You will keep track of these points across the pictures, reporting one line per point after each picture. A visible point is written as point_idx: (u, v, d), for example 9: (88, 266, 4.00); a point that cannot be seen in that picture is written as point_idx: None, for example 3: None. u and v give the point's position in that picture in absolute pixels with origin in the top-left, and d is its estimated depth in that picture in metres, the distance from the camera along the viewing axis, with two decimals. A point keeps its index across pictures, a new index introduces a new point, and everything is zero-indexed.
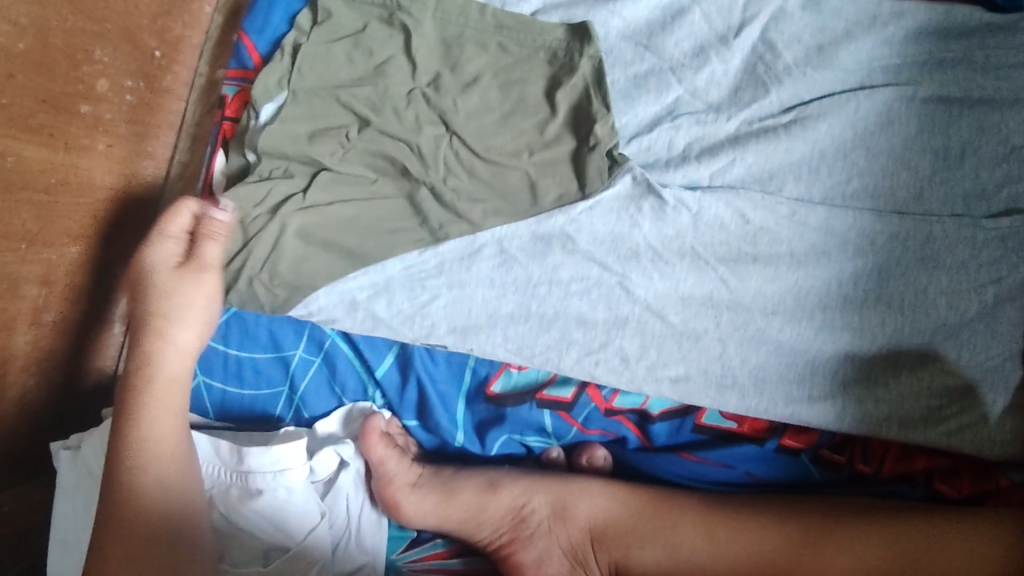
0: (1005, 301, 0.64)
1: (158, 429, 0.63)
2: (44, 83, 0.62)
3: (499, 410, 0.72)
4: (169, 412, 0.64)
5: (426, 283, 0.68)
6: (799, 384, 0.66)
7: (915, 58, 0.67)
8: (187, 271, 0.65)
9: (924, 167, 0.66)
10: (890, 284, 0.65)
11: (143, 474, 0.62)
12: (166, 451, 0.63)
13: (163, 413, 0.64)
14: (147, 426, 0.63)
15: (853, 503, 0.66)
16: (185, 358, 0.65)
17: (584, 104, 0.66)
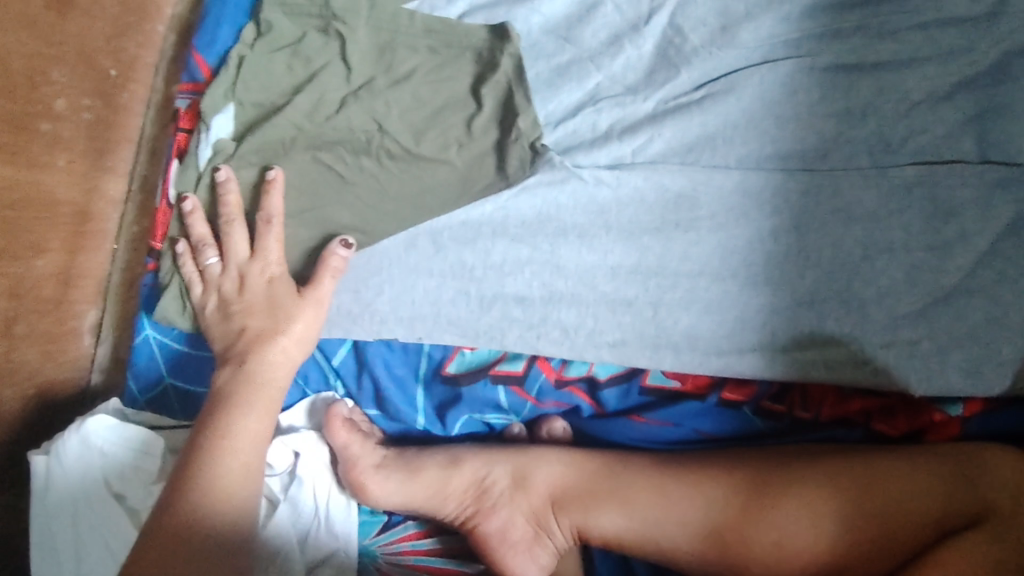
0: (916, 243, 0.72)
1: (251, 433, 0.66)
2: (6, 106, 0.67)
3: (455, 390, 0.75)
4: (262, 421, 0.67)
5: (370, 282, 0.72)
6: (728, 339, 0.72)
7: (813, 31, 0.75)
8: (304, 300, 0.69)
9: (830, 130, 0.74)
10: (806, 236, 0.72)
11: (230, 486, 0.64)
12: (243, 466, 0.65)
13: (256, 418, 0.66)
14: (236, 432, 0.65)
15: (797, 449, 0.71)
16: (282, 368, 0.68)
17: (507, 100, 0.73)
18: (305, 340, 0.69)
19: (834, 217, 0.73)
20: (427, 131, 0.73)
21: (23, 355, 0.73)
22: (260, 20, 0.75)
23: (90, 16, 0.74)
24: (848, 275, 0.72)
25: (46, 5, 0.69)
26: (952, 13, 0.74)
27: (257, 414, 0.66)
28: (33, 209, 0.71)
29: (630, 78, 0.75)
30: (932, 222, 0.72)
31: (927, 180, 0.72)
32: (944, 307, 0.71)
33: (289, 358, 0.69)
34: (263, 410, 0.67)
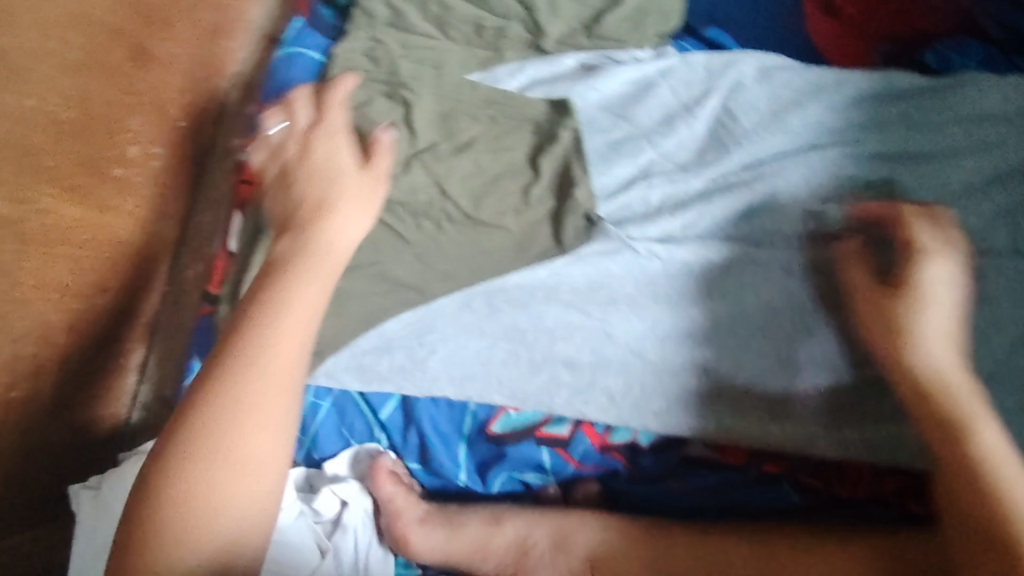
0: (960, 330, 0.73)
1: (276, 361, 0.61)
2: (85, 149, 0.69)
3: (499, 450, 0.76)
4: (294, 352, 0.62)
5: (425, 339, 0.75)
6: (768, 411, 0.74)
7: (859, 120, 0.79)
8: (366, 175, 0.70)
9: (873, 212, 0.76)
10: (846, 312, 0.75)
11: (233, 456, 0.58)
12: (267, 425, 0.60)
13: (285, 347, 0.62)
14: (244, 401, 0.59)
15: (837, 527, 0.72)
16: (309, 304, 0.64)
17: (563, 172, 0.76)
18: (351, 236, 0.68)
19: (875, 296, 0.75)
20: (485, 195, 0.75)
21: (73, 390, 0.75)
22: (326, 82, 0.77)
23: (167, 69, 0.78)
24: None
25: (129, 56, 0.73)
26: (985, 110, 0.79)
27: (275, 339, 0.61)
28: (98, 248, 0.74)
29: (680, 156, 0.78)
30: (977, 305, 0.72)
31: (967, 262, 0.74)
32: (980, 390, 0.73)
33: (308, 304, 0.64)
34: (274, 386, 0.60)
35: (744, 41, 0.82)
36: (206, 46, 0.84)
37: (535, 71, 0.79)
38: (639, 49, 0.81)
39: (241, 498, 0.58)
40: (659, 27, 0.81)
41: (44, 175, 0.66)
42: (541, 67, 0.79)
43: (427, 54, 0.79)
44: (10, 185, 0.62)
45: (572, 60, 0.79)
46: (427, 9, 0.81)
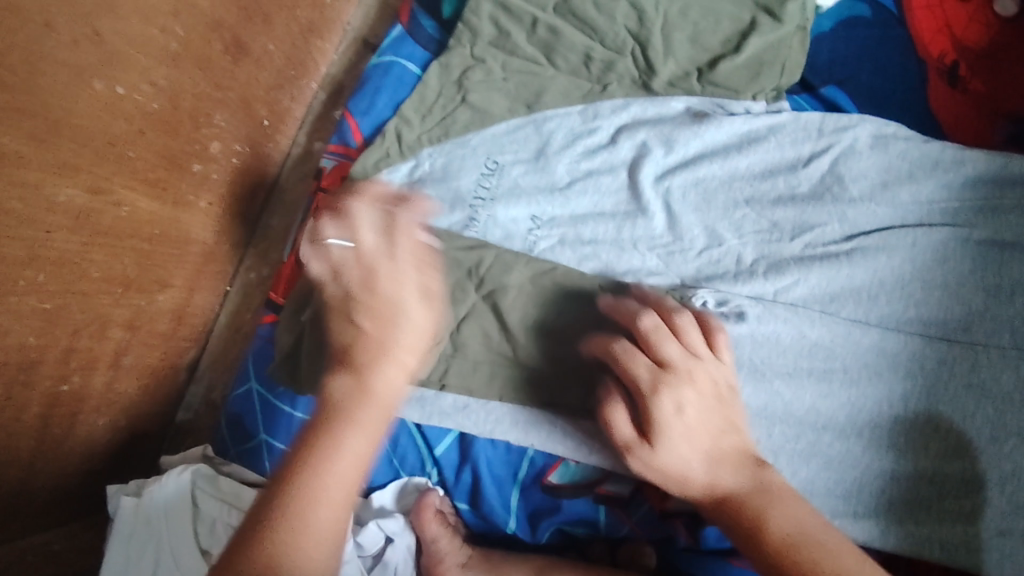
0: None
1: (350, 463, 0.49)
2: (167, 142, 0.66)
3: (554, 502, 0.73)
4: (371, 448, 0.51)
5: (495, 381, 0.71)
6: (844, 501, 0.71)
7: (972, 202, 0.74)
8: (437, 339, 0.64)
9: (976, 304, 0.72)
10: (932, 403, 0.71)
11: (326, 495, 0.47)
12: (342, 498, 0.48)
13: (352, 454, 0.49)
14: (342, 454, 0.49)
15: None
16: (410, 364, 0.53)
17: (648, 220, 0.74)
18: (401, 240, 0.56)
19: (966, 390, 0.71)
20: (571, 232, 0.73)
21: (123, 388, 0.72)
22: (425, 100, 0.75)
23: (258, 65, 0.75)
24: (974, 452, 0.70)
25: (224, 50, 0.69)
26: None
27: (359, 432, 0.50)
28: (167, 244, 0.71)
29: (776, 215, 0.74)
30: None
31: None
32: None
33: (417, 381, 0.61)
34: (371, 436, 0.50)
35: (865, 103, 0.77)
36: (299, 44, 0.80)
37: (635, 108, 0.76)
38: (752, 101, 0.76)
39: (323, 546, 0.47)
40: (775, 80, 0.75)
41: (122, 167, 0.63)
42: (642, 106, 0.76)
43: (524, 78, 0.76)
44: (89, 174, 0.59)
45: (674, 101, 0.76)
46: (535, 31, 0.75)
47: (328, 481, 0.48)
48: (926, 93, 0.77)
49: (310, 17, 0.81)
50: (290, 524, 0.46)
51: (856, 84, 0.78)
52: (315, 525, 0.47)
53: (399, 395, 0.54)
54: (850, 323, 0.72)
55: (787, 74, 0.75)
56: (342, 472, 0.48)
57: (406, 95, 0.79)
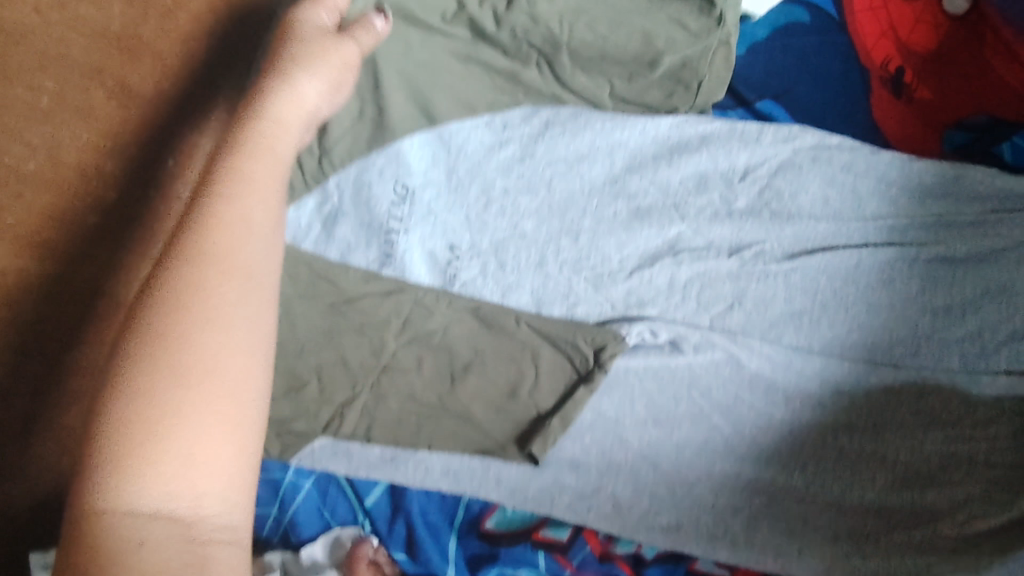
0: (998, 450, 0.67)
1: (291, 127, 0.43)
2: (55, 202, 0.56)
3: (492, 549, 0.70)
4: (269, 206, 0.38)
5: (422, 428, 0.69)
6: (787, 537, 0.68)
7: (922, 218, 0.70)
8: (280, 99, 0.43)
9: (922, 326, 0.69)
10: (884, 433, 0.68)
11: (209, 249, 0.34)
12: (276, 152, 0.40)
13: (269, 162, 0.39)
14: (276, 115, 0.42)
15: None
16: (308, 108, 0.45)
17: (576, 244, 0.70)
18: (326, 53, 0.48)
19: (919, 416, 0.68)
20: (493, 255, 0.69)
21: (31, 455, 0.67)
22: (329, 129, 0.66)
23: None
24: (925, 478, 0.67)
25: None
26: None
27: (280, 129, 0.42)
28: None
29: (713, 233, 0.70)
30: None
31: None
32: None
33: (303, 102, 0.44)
34: (284, 140, 0.42)
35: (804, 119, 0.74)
36: None
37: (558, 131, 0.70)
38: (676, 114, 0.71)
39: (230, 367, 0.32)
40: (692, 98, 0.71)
41: None
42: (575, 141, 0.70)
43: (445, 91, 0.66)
44: None
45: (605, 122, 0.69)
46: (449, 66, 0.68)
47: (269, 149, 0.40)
48: (870, 108, 0.74)
49: None
50: (191, 353, 0.31)
51: (792, 97, 0.75)
52: (207, 359, 0.32)
53: (284, 100, 0.43)
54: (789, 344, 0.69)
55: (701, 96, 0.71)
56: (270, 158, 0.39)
57: None
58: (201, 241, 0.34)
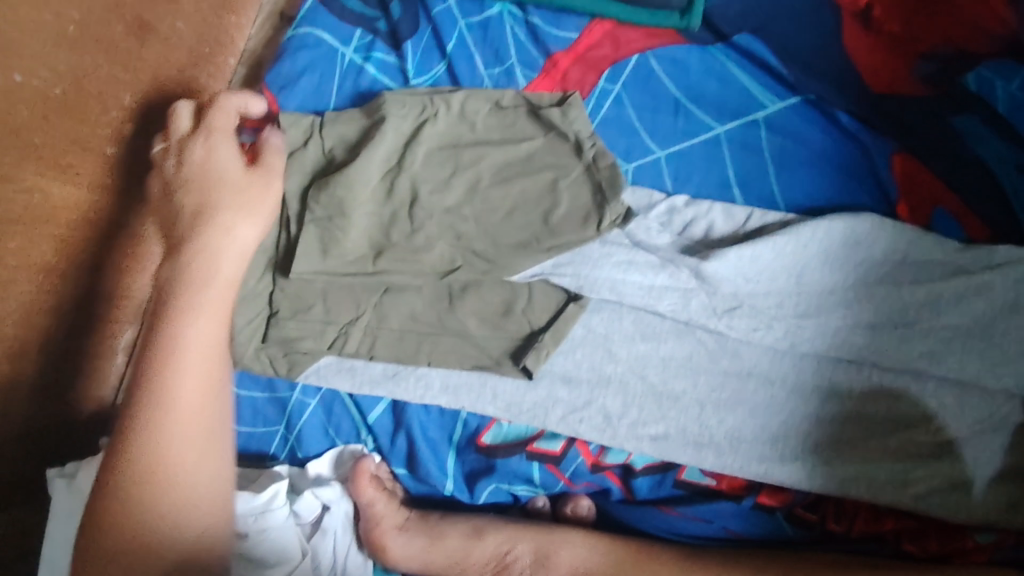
0: (972, 350, 0.69)
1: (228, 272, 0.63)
2: (73, 126, 0.66)
3: (489, 461, 0.74)
4: (210, 319, 0.58)
5: (422, 344, 0.72)
6: (770, 444, 0.71)
7: (888, 140, 0.76)
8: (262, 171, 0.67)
9: (900, 241, 0.72)
10: (874, 352, 0.70)
11: (180, 366, 0.56)
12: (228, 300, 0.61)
13: (204, 337, 0.58)
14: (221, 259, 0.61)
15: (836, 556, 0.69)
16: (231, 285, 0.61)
17: (572, 186, 0.72)
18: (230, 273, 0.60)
19: (902, 332, 0.70)
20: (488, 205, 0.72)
21: (57, 373, 0.72)
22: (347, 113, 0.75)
23: (167, 45, 0.75)
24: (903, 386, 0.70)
25: (126, 30, 0.69)
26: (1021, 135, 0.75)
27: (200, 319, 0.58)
28: (86, 228, 0.70)
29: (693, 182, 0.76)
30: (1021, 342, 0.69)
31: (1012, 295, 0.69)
32: (999, 433, 0.69)
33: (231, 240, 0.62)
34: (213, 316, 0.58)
35: (783, 52, 0.79)
36: (211, 20, 0.80)
37: (526, 214, 0.72)
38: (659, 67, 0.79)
39: (197, 475, 0.56)
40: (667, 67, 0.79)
41: (31, 154, 0.62)
42: (556, 152, 0.73)
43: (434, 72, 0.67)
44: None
45: (581, 144, 0.72)
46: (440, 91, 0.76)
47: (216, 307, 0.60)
48: (843, 37, 0.78)
49: None
50: (174, 490, 0.54)
51: (769, 31, 0.79)
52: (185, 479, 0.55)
53: (210, 289, 0.59)
54: (774, 285, 0.71)
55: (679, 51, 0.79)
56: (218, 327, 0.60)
57: (333, 83, 0.78)
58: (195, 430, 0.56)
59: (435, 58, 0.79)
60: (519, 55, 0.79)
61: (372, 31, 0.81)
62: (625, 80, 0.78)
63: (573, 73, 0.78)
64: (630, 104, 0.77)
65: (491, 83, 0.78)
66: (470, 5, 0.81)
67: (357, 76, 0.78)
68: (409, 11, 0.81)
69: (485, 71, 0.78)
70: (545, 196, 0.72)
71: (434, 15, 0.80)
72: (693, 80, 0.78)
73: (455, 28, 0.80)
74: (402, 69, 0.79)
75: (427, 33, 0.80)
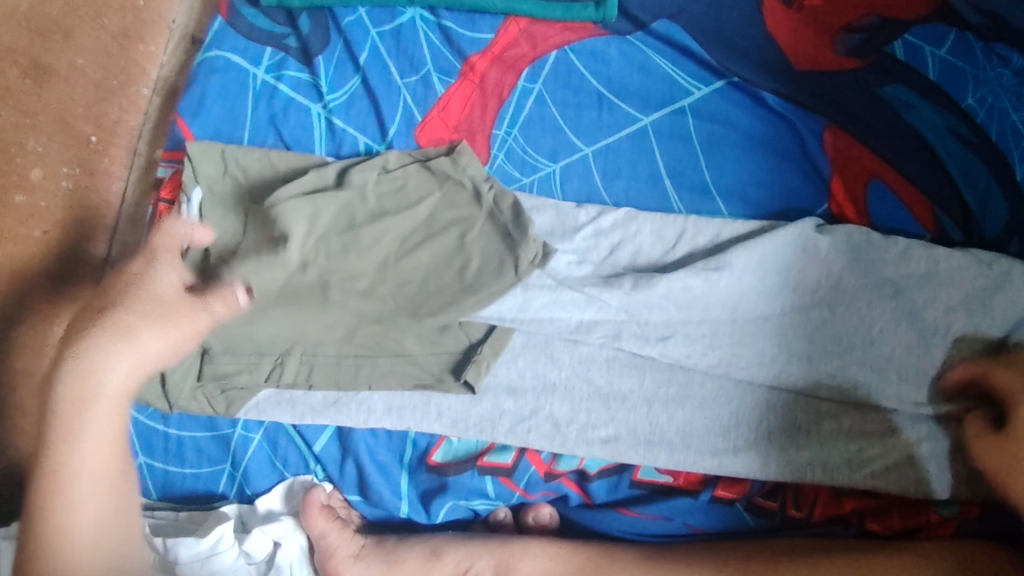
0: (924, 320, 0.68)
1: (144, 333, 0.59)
2: None
3: (441, 480, 0.72)
4: (123, 371, 0.57)
5: (361, 367, 0.69)
6: (723, 436, 0.69)
7: (818, 115, 0.75)
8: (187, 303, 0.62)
9: (832, 247, 0.70)
10: (815, 344, 0.69)
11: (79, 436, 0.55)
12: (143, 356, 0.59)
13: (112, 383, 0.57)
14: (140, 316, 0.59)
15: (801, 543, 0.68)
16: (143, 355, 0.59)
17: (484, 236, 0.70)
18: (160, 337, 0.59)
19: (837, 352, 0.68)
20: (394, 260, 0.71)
21: None
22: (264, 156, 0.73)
23: (69, 82, 0.72)
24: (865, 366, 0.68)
25: (22, 73, 0.67)
26: (947, 98, 0.75)
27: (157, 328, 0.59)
28: (6, 279, 0.68)
29: (624, 173, 0.74)
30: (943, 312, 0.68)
31: (942, 265, 0.69)
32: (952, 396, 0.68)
33: (145, 343, 0.59)
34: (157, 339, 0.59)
35: (702, 35, 0.77)
36: (114, 52, 0.78)
37: (439, 280, 0.70)
38: (580, 60, 0.77)
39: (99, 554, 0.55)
40: (592, 58, 0.77)
41: None
42: (456, 208, 0.71)
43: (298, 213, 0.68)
44: None
45: (480, 192, 0.71)
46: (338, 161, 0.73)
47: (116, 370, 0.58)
48: (763, 18, 0.78)
49: (124, 23, 0.79)
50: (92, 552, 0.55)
51: (688, 15, 0.78)
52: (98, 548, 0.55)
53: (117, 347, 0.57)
54: (707, 315, 0.69)
55: (599, 41, 0.78)
56: (99, 419, 0.56)
57: (246, 107, 0.76)
58: (65, 521, 0.54)
59: (350, 71, 0.77)
60: (435, 60, 0.77)
61: (283, 48, 0.79)
62: (545, 78, 0.76)
63: (491, 75, 0.76)
64: (552, 102, 0.76)
65: (408, 93, 0.76)
66: (381, 13, 0.79)
67: (271, 97, 0.76)
68: (319, 25, 0.79)
69: (402, 81, 0.76)
70: (455, 254, 0.70)
71: (345, 26, 0.78)
72: (615, 71, 0.77)
73: (368, 38, 0.78)
74: (316, 85, 0.76)
75: (340, 46, 0.78)
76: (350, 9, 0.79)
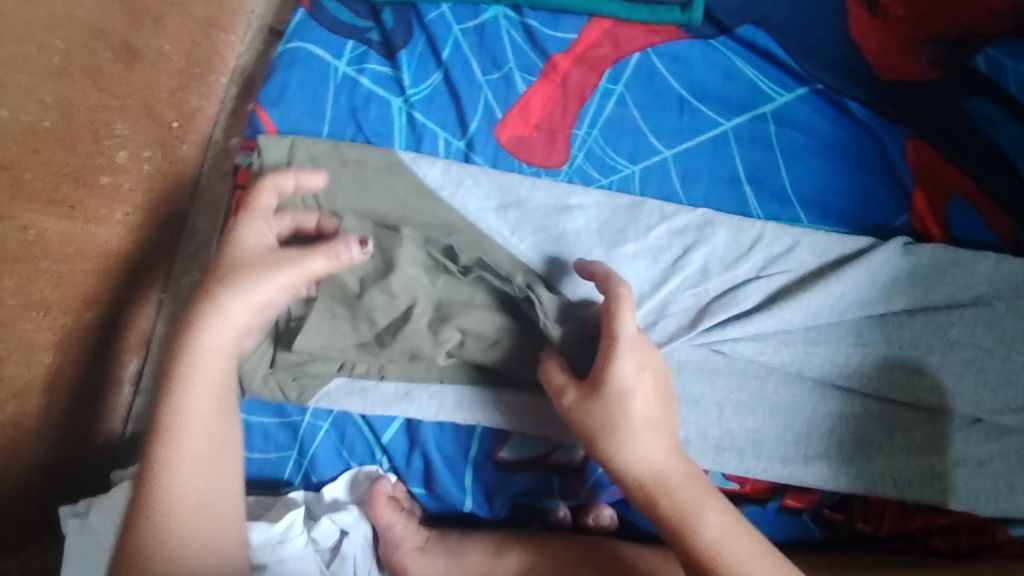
0: (1000, 335, 0.68)
1: (198, 416, 0.57)
2: (67, 158, 0.64)
3: (507, 475, 0.73)
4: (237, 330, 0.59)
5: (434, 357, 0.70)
6: (794, 445, 0.68)
7: (901, 127, 0.74)
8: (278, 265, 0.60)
9: (910, 258, 0.70)
10: (893, 345, 0.68)
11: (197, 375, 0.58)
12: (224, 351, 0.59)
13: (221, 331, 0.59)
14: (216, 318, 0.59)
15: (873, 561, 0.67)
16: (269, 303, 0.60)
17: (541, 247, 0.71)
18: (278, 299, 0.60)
19: (909, 367, 0.68)
20: (643, 413, 0.60)
21: (62, 410, 0.70)
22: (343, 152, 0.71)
23: (156, 67, 0.73)
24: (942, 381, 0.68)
25: (114, 56, 0.67)
26: None
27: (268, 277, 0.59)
28: (87, 259, 0.68)
29: (702, 179, 0.73)
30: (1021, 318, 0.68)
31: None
32: None
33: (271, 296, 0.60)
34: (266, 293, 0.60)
35: (787, 43, 0.77)
36: (199, 40, 0.79)
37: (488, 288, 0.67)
38: (662, 62, 0.77)
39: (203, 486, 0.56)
40: (674, 61, 0.77)
41: (25, 192, 0.60)
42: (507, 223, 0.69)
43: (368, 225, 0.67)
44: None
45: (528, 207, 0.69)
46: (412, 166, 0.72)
47: (190, 414, 0.57)
48: (848, 26, 0.77)
49: (208, 11, 0.80)
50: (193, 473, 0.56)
51: (772, 21, 0.78)
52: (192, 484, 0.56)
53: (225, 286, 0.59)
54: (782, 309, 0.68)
55: (682, 45, 0.78)
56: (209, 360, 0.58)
57: (327, 98, 0.76)
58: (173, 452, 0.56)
59: (431, 67, 0.77)
60: (517, 59, 0.77)
61: (364, 42, 0.79)
62: (627, 79, 0.76)
63: (573, 75, 0.76)
64: (633, 104, 0.76)
65: (490, 90, 0.76)
66: (464, 10, 0.79)
67: (352, 90, 0.76)
68: (402, 19, 0.80)
69: (483, 77, 0.76)
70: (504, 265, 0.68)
71: (428, 21, 0.79)
72: (697, 75, 0.77)
73: (450, 35, 0.78)
74: (397, 80, 0.77)
75: (422, 41, 0.78)
76: (433, 5, 0.79)
